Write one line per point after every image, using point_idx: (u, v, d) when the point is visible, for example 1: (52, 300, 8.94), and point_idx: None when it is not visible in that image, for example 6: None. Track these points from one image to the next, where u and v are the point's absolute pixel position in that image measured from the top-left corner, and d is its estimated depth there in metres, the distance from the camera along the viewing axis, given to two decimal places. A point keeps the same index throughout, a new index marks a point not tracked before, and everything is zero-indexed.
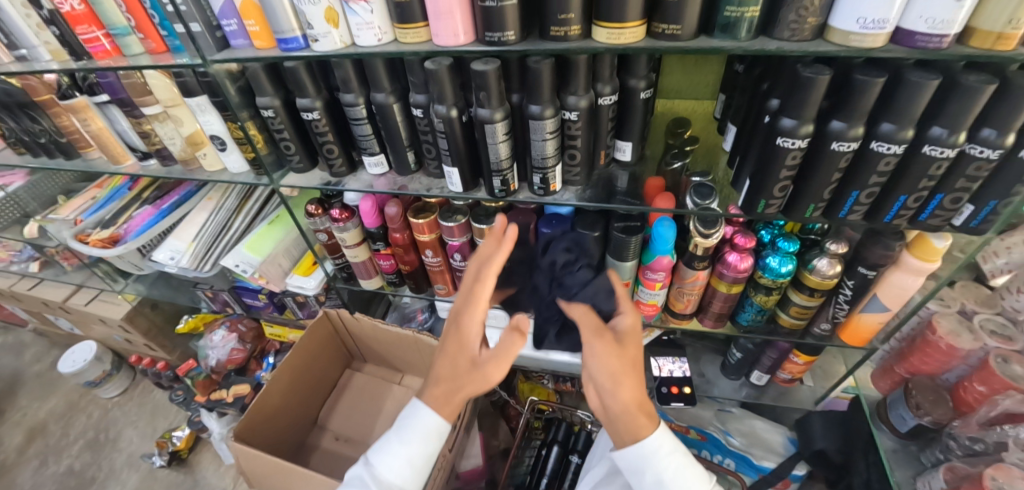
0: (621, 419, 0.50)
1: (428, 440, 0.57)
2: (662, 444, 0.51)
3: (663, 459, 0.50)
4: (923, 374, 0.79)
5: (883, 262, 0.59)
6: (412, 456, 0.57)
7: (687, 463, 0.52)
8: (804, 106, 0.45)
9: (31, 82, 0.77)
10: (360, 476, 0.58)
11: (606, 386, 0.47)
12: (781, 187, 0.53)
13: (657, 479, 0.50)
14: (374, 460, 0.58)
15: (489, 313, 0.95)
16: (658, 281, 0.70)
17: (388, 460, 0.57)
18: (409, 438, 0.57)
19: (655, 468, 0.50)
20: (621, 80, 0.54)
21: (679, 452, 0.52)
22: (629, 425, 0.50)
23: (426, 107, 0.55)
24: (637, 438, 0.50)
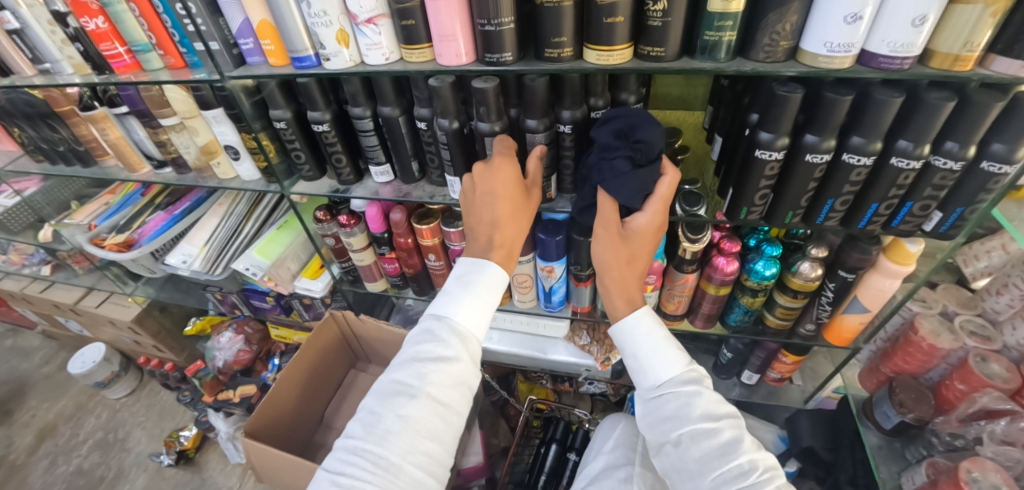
0: (614, 293, 0.60)
1: (490, 293, 0.58)
2: (640, 322, 0.57)
3: (640, 335, 0.57)
4: (906, 373, 0.82)
5: (861, 265, 0.63)
6: (480, 308, 0.57)
7: (665, 343, 0.56)
8: (779, 121, 0.49)
9: (53, 93, 0.81)
10: (429, 328, 0.56)
11: (602, 273, 0.60)
12: (761, 195, 0.56)
13: (633, 353, 0.57)
14: (446, 312, 0.56)
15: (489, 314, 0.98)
16: (649, 284, 0.73)
17: (463, 311, 0.56)
18: (471, 295, 0.57)
19: (632, 344, 0.57)
20: (613, 95, 0.58)
21: (657, 333, 0.57)
22: (617, 299, 0.60)
23: (430, 121, 0.59)
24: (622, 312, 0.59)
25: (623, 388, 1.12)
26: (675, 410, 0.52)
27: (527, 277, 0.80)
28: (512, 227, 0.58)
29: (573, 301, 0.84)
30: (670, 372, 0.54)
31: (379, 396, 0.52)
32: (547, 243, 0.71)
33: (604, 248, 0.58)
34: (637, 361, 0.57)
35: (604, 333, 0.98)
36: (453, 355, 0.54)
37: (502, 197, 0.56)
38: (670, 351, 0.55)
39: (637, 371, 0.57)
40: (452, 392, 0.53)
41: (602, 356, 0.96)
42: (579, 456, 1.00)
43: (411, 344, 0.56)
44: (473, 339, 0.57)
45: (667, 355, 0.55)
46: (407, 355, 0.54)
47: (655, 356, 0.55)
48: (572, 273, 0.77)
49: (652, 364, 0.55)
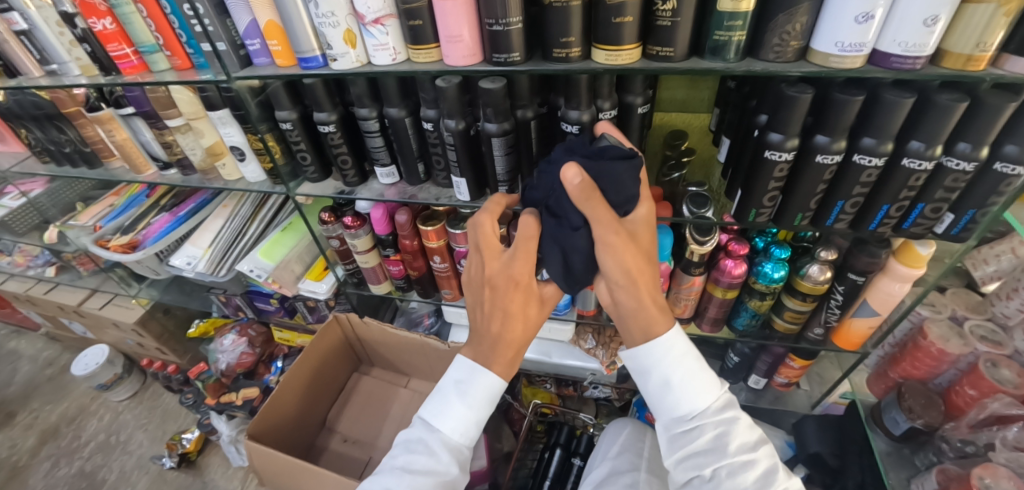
0: (637, 312, 0.53)
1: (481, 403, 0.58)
2: (672, 344, 0.53)
3: (673, 359, 0.53)
4: (914, 378, 0.81)
5: (871, 268, 0.62)
6: (478, 420, 0.58)
7: (699, 367, 0.53)
8: (789, 122, 0.49)
9: (59, 95, 0.81)
10: (421, 438, 0.57)
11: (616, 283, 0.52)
12: (770, 197, 0.56)
13: (663, 379, 0.53)
14: (437, 423, 0.57)
15: None
16: (656, 287, 0.72)
17: (454, 424, 0.57)
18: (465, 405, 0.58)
19: (663, 368, 0.53)
20: (619, 96, 0.58)
21: (689, 355, 0.53)
22: (643, 321, 0.53)
23: (436, 122, 0.59)
24: (649, 337, 0.53)
25: (627, 393, 1.11)
26: (711, 442, 0.51)
27: None
28: (516, 331, 0.58)
29: (579, 304, 0.84)
30: (706, 401, 0.52)
31: None
32: None
33: (620, 255, 0.50)
34: (666, 388, 0.53)
35: (609, 336, 0.96)
36: (441, 469, 0.55)
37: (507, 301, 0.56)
38: (706, 375, 0.53)
39: (666, 397, 0.53)
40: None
41: (607, 360, 0.95)
42: (584, 461, 0.99)
43: (403, 450, 0.57)
44: (462, 448, 0.57)
45: (702, 381, 0.52)
46: (398, 461, 0.56)
47: (690, 384, 0.52)
48: None
49: (688, 392, 0.52)
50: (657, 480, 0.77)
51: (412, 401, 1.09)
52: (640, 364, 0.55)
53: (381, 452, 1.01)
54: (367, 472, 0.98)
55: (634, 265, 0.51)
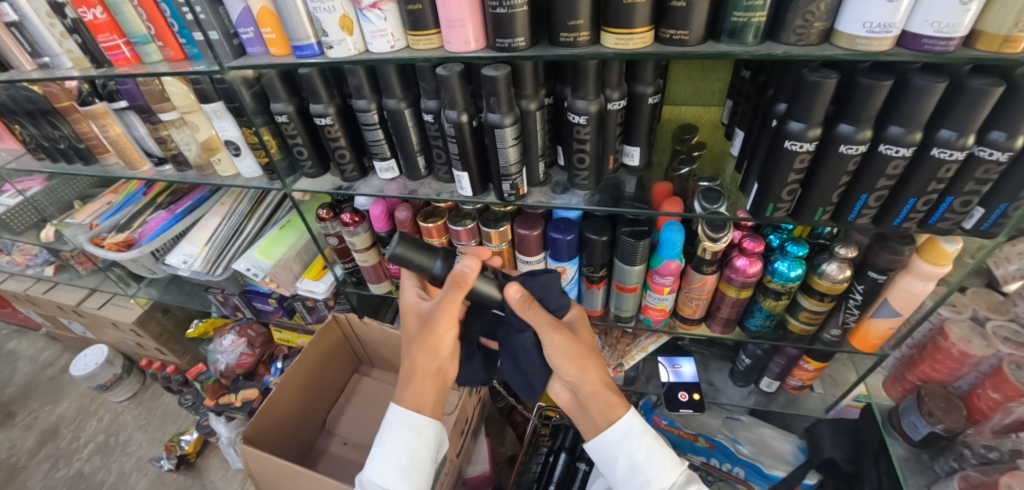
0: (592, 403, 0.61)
1: (404, 432, 0.61)
2: (631, 426, 0.60)
3: (633, 441, 0.59)
4: (934, 381, 0.78)
5: (892, 266, 0.59)
6: (392, 459, 0.60)
7: (657, 445, 0.60)
8: (810, 110, 0.46)
9: (52, 89, 0.79)
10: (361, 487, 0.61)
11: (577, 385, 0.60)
12: (789, 190, 0.53)
13: (628, 460, 0.59)
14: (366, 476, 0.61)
15: None
16: (666, 286, 0.69)
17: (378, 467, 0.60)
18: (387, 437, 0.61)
19: (627, 450, 0.59)
20: (628, 86, 0.55)
21: (649, 436, 0.60)
22: (603, 406, 0.60)
23: (437, 113, 0.56)
24: (611, 420, 0.60)
25: (633, 395, 1.08)
26: None
27: None
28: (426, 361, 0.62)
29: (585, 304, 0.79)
30: (671, 477, 0.58)
31: None
32: (558, 243, 0.66)
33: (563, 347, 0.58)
34: (633, 470, 0.59)
35: (616, 337, 0.91)
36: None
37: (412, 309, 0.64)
38: (666, 452, 0.60)
39: (635, 481, 0.58)
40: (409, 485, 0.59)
41: (615, 361, 0.90)
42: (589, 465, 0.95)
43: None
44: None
45: (661, 458, 0.59)
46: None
47: (654, 463, 0.58)
48: (584, 274, 0.72)
49: (652, 470, 0.58)
50: None
51: None
52: (605, 450, 0.61)
53: None
54: None
55: (579, 355, 0.59)
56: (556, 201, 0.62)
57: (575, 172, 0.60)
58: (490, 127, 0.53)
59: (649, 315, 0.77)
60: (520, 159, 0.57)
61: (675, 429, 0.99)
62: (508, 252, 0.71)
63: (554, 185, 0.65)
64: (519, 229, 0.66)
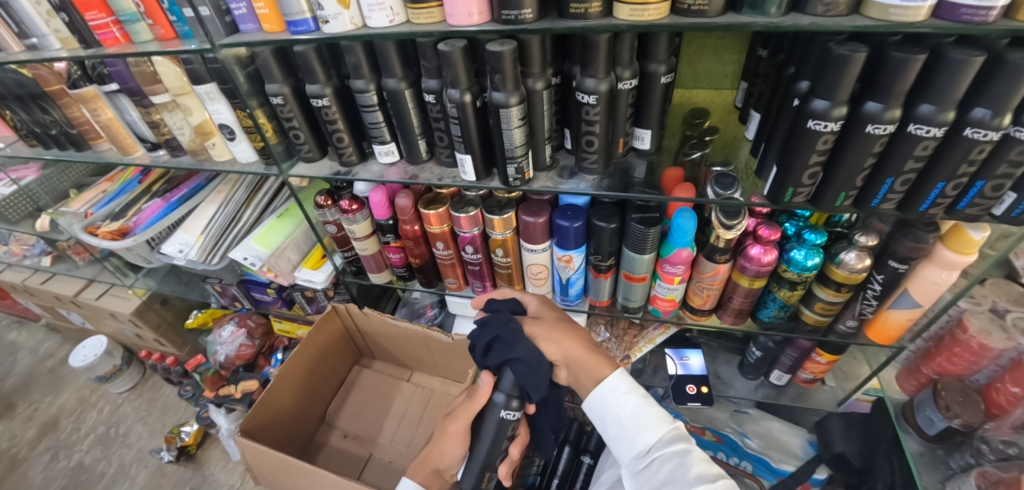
0: (581, 364, 0.62)
1: None
2: (617, 383, 0.59)
3: (619, 398, 0.59)
4: (951, 375, 0.76)
5: (915, 254, 0.57)
6: None
7: (644, 403, 0.58)
8: (837, 87, 0.43)
9: (41, 71, 0.76)
10: None
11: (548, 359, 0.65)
12: (810, 174, 0.50)
13: (616, 416, 0.59)
14: None
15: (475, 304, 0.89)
16: (676, 275, 0.66)
17: None
18: None
19: (613, 407, 0.59)
20: (640, 65, 0.53)
21: (637, 393, 0.59)
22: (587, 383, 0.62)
23: (439, 93, 0.53)
24: (598, 380, 0.61)
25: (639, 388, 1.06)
26: (670, 474, 0.52)
27: (542, 267, 0.71)
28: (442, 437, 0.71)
29: (592, 294, 0.77)
30: (656, 433, 0.56)
31: None
32: (565, 231, 0.63)
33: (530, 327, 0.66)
34: (620, 426, 0.58)
35: (623, 328, 0.88)
36: None
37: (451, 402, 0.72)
38: (654, 410, 0.58)
39: (624, 435, 0.58)
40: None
41: (621, 353, 0.86)
42: (594, 458, 0.95)
43: None
44: None
45: (648, 415, 0.57)
46: None
47: (640, 420, 0.57)
48: (591, 263, 0.70)
49: (638, 426, 0.57)
50: None
51: (414, 396, 1.05)
52: (596, 407, 0.61)
53: (382, 449, 0.97)
54: (366, 471, 0.95)
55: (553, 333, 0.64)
56: (563, 186, 0.59)
57: (583, 155, 0.57)
58: (494, 107, 0.50)
59: (658, 306, 0.74)
60: (525, 141, 0.54)
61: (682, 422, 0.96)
62: (512, 240, 0.68)
63: (561, 170, 0.62)
64: (524, 215, 0.63)
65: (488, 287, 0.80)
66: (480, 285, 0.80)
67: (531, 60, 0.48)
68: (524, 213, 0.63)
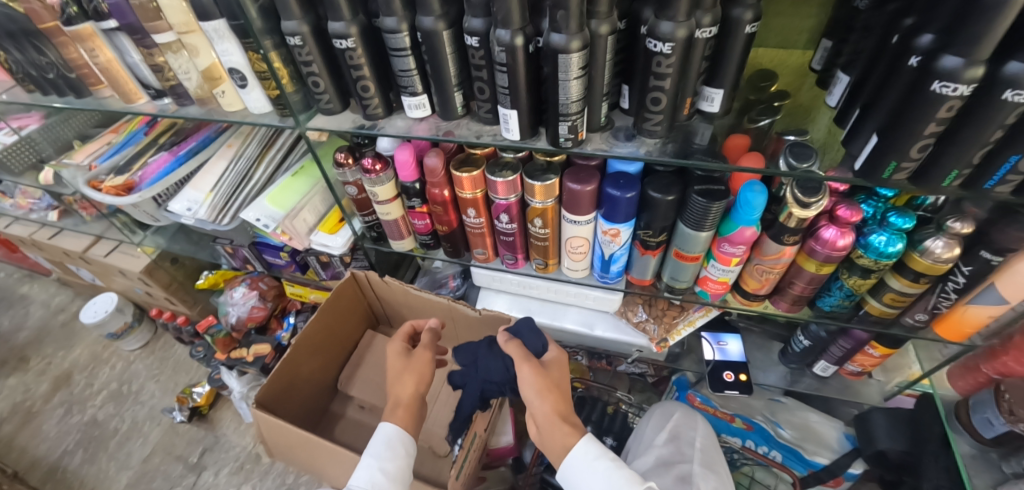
0: (548, 434, 0.57)
1: (394, 448, 0.63)
2: (587, 451, 0.54)
3: (590, 468, 0.53)
4: (1017, 376, 0.66)
5: (1015, 246, 0.50)
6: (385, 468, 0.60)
7: (614, 468, 0.53)
8: (979, 41, 0.35)
9: (32, 5, 0.68)
10: None
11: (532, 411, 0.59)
12: (921, 146, 0.42)
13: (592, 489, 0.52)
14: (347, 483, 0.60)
15: (502, 277, 0.83)
16: (735, 256, 0.59)
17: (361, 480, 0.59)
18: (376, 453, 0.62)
19: (587, 481, 0.53)
20: (723, 9, 0.44)
21: (607, 459, 0.54)
22: (557, 437, 0.56)
23: (485, 35, 0.45)
24: (566, 449, 0.55)
25: (666, 369, 1.02)
26: None
27: (584, 241, 0.65)
28: (407, 384, 0.69)
29: (633, 271, 0.71)
30: None
31: None
32: (615, 201, 0.56)
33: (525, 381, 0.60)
34: None
35: (662, 308, 0.81)
36: None
37: (397, 375, 0.71)
38: (626, 474, 0.52)
39: None
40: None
41: (659, 336, 0.80)
42: (617, 440, 0.92)
43: None
44: None
45: (621, 479, 0.52)
46: None
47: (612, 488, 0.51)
48: (638, 238, 0.63)
49: None
50: (713, 476, 0.67)
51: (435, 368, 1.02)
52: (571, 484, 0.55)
53: None
54: None
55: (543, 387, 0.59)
56: (617, 150, 0.53)
57: (645, 115, 0.50)
58: (551, 53, 0.42)
59: (707, 288, 0.68)
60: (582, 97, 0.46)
61: (710, 407, 0.93)
62: (553, 210, 0.62)
63: (617, 131, 0.55)
64: (570, 183, 0.56)
65: (520, 259, 0.74)
66: (511, 256, 0.74)
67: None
68: (570, 180, 0.56)
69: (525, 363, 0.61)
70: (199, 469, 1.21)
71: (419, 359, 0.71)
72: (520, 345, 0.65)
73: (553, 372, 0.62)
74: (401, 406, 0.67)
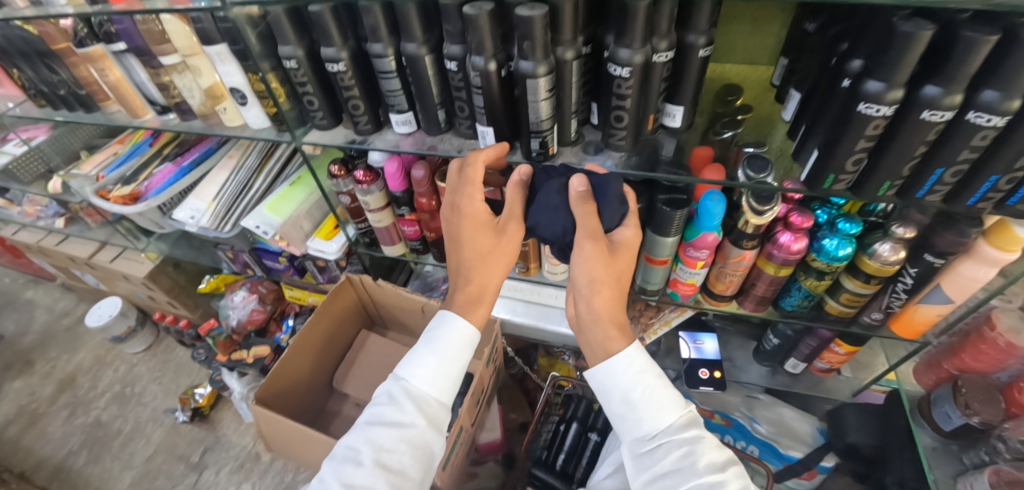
0: (592, 327, 0.55)
1: (460, 348, 0.57)
2: (631, 362, 0.52)
3: (631, 378, 0.52)
4: (973, 372, 0.73)
5: (954, 249, 0.54)
6: (447, 369, 0.56)
7: (658, 385, 0.52)
8: (896, 68, 0.40)
9: (48, 28, 0.74)
10: (389, 391, 0.55)
11: (586, 295, 0.54)
12: (854, 160, 0.47)
13: (623, 396, 0.52)
14: (404, 374, 0.55)
15: None
16: (700, 260, 0.64)
17: (422, 374, 0.55)
18: (441, 350, 0.56)
19: (622, 387, 0.52)
20: (678, 36, 0.49)
21: (652, 373, 0.53)
22: (600, 338, 0.54)
23: (462, 60, 0.50)
24: (610, 353, 0.54)
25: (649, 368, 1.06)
26: (677, 462, 0.48)
27: None
28: (482, 268, 0.57)
29: None
30: (666, 419, 0.50)
31: (332, 463, 0.50)
32: None
33: (592, 264, 0.53)
34: (626, 407, 0.52)
35: (640, 309, 0.85)
36: (408, 421, 0.52)
37: (466, 240, 0.57)
38: (668, 394, 0.52)
39: (629, 416, 0.52)
40: (402, 457, 0.50)
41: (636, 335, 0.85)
42: (601, 436, 0.95)
43: (369, 407, 0.55)
44: (432, 402, 0.55)
45: (663, 397, 0.51)
46: (365, 419, 0.53)
47: (649, 403, 0.51)
48: None
49: (648, 409, 0.51)
50: None
51: None
52: (601, 384, 0.55)
53: None
54: None
55: (605, 277, 0.53)
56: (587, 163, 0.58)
57: (611, 131, 0.55)
58: (521, 77, 0.47)
59: (677, 290, 0.72)
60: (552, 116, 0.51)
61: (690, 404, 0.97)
62: None
63: (587, 145, 0.60)
64: None
65: None
66: None
67: (558, 27, 0.45)
68: None
69: (590, 241, 0.52)
70: (200, 468, 1.25)
71: (509, 240, 0.57)
72: (595, 214, 0.53)
73: (618, 251, 0.55)
74: (471, 291, 0.58)
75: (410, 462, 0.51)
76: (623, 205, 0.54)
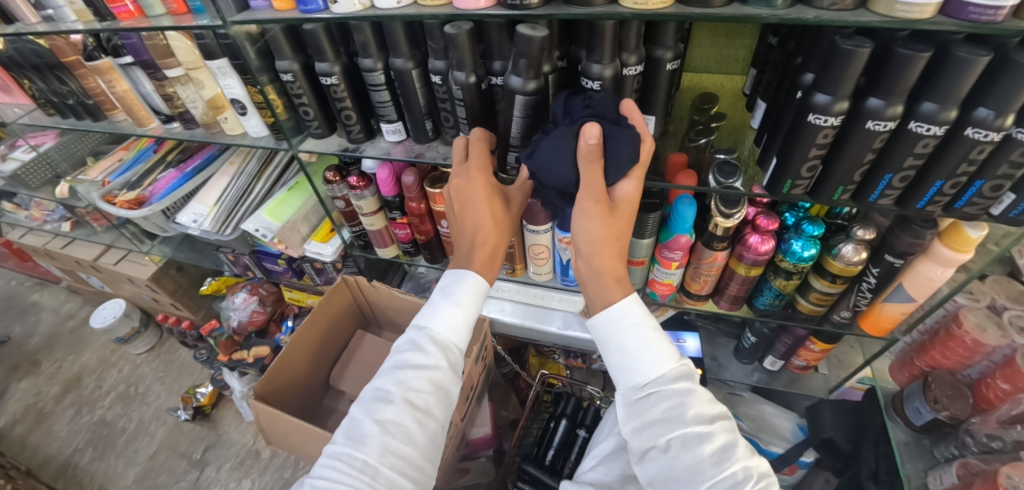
0: (591, 280, 0.55)
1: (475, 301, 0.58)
2: (628, 313, 0.52)
3: (626, 329, 0.52)
4: (943, 368, 0.77)
5: (912, 250, 0.57)
6: (466, 318, 0.58)
7: (653, 337, 0.51)
8: (840, 81, 0.43)
9: (57, 42, 0.77)
10: (412, 338, 0.57)
11: (588, 249, 0.54)
12: (808, 167, 0.51)
13: (619, 347, 0.52)
14: (426, 323, 0.57)
15: None
16: (674, 261, 0.68)
17: (443, 321, 0.57)
18: (461, 302, 0.57)
19: (618, 337, 0.52)
20: (647, 50, 0.52)
21: (648, 326, 0.52)
22: (600, 291, 0.54)
23: (445, 74, 0.54)
24: (607, 304, 0.54)
25: None
26: (666, 413, 0.48)
27: (544, 248, 0.73)
28: (490, 227, 0.58)
29: None
30: (660, 369, 0.50)
31: (360, 403, 0.53)
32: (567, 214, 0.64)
33: (594, 221, 0.52)
34: (623, 357, 0.52)
35: None
36: (432, 363, 0.54)
37: (483, 201, 0.56)
38: (663, 347, 0.51)
39: (624, 365, 0.52)
40: (428, 397, 0.53)
41: None
42: (589, 432, 0.98)
43: (393, 353, 0.57)
44: (454, 348, 0.57)
45: (659, 349, 0.51)
46: (390, 362, 0.56)
47: (644, 354, 0.51)
48: None
49: (641, 359, 0.50)
50: None
51: None
52: (601, 335, 0.54)
53: None
54: None
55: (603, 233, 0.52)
56: None
57: None
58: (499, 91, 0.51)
59: (655, 290, 0.75)
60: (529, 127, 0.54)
61: None
62: None
63: None
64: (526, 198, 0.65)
65: None
66: None
67: None
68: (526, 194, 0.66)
69: (593, 202, 0.51)
70: (202, 465, 1.29)
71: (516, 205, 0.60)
72: (600, 171, 0.51)
73: (621, 211, 0.54)
74: (485, 253, 0.59)
75: (434, 401, 0.54)
76: (634, 163, 0.51)
